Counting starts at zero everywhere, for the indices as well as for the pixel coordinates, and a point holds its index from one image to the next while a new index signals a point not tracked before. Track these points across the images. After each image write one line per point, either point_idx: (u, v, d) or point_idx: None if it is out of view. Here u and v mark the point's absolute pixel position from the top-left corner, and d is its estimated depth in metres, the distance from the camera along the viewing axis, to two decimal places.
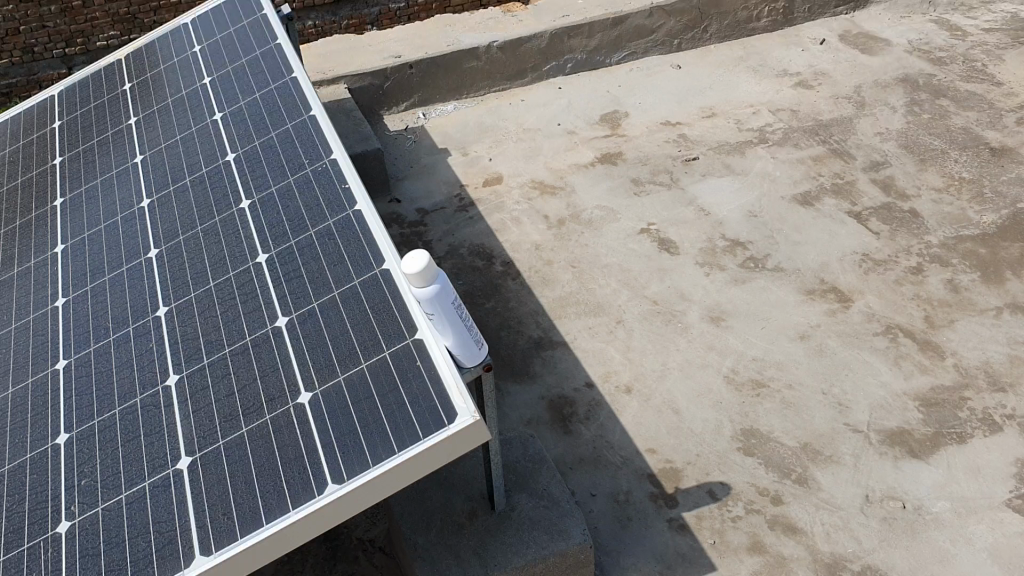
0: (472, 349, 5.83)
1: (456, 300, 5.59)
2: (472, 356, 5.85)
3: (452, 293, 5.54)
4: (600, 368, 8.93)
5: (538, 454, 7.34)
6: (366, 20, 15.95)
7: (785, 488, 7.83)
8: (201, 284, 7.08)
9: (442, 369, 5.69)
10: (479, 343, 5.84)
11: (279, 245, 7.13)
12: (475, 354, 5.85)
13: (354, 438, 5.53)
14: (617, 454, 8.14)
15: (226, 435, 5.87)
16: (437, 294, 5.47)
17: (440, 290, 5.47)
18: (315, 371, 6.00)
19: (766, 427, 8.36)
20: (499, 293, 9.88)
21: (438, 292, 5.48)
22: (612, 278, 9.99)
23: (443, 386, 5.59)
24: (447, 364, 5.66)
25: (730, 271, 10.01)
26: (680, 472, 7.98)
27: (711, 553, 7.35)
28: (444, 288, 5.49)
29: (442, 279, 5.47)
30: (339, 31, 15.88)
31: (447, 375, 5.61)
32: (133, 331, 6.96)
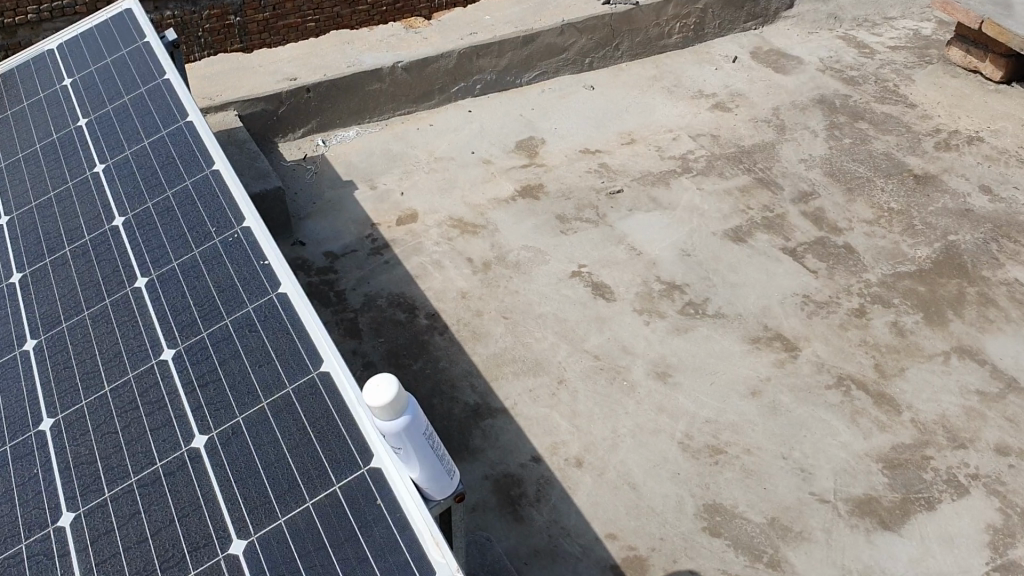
0: (444, 482, 4.89)
1: (428, 430, 4.65)
2: (443, 489, 4.92)
3: (424, 425, 4.60)
4: (547, 439, 8.08)
5: None
6: (229, 10, 14.70)
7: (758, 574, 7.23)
8: (93, 388, 5.90)
9: (409, 509, 4.77)
10: (452, 473, 4.92)
11: (187, 337, 5.98)
12: (447, 487, 4.93)
13: None
14: (575, 543, 7.36)
15: None
16: (407, 428, 4.52)
17: (410, 423, 4.52)
18: (249, 511, 5.01)
19: (730, 500, 7.73)
20: (427, 351, 8.83)
21: (408, 426, 4.52)
22: (548, 331, 9.19)
23: (414, 535, 4.66)
24: (418, 506, 4.72)
25: (671, 319, 9.41)
26: (645, 561, 7.28)
27: None
28: (415, 420, 4.54)
29: (412, 410, 4.53)
30: (200, 23, 14.68)
31: (420, 521, 4.67)
32: (10, 452, 5.74)
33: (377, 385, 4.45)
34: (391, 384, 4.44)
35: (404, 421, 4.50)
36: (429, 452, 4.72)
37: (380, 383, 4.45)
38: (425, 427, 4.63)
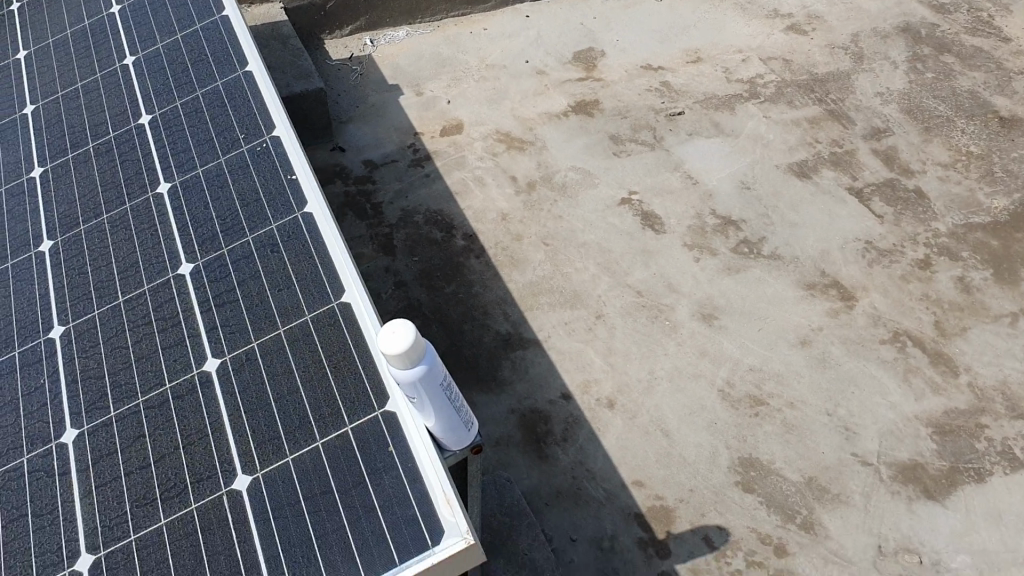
0: (462, 433, 4.57)
1: (445, 380, 4.30)
2: (461, 440, 4.60)
3: (442, 374, 4.25)
4: (578, 376, 7.82)
5: (516, 505, 6.22)
6: None
7: (790, 535, 6.90)
8: (107, 298, 5.62)
9: (421, 461, 4.47)
10: (470, 423, 4.59)
11: (206, 252, 5.64)
12: (464, 438, 4.61)
13: (307, 554, 4.33)
14: (600, 487, 7.05)
15: (139, 529, 4.62)
16: (423, 378, 4.17)
17: (427, 373, 4.17)
18: (257, 445, 4.74)
19: (767, 456, 7.39)
20: (461, 274, 8.59)
21: (425, 376, 4.18)
22: (589, 261, 8.86)
23: (425, 489, 4.36)
24: (433, 458, 4.41)
25: (723, 257, 8.92)
26: (672, 513, 6.97)
27: None
28: (432, 369, 4.19)
29: (430, 358, 4.18)
30: None
31: (434, 475, 4.37)
32: (18, 358, 5.53)
33: (392, 331, 4.09)
34: (408, 330, 4.08)
35: (420, 371, 4.15)
36: (446, 403, 4.38)
37: (396, 329, 4.08)
38: (443, 377, 4.28)
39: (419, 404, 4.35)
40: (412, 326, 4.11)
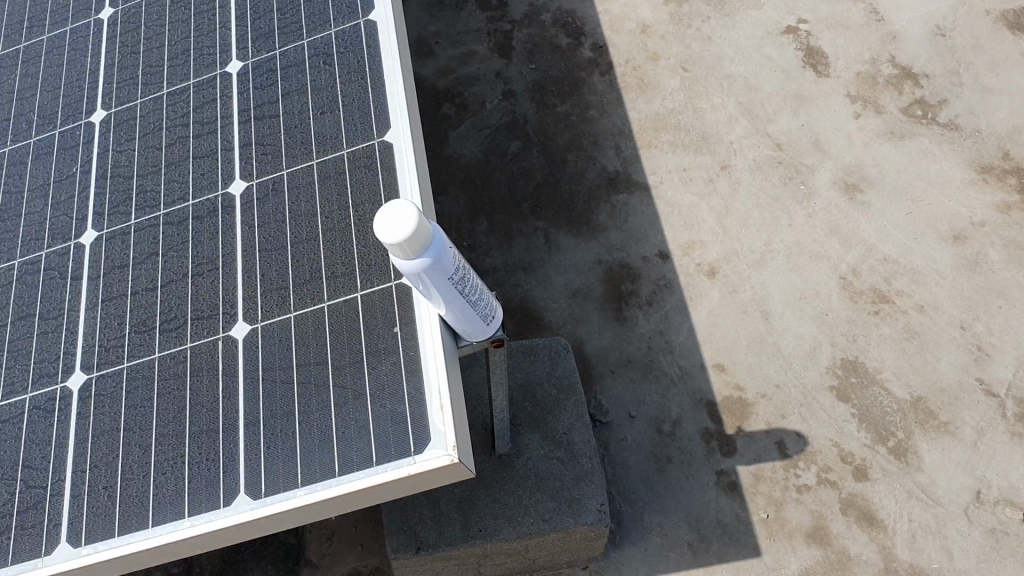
0: (478, 326, 3.95)
1: (456, 270, 3.64)
2: (476, 333, 3.99)
3: (451, 264, 3.59)
4: (683, 233, 7.03)
5: (566, 379, 5.70)
6: None
7: (875, 458, 6.11)
8: (152, 87, 5.16)
9: (425, 353, 3.89)
10: (490, 316, 3.96)
11: (258, 51, 5.05)
12: (482, 331, 3.99)
13: (285, 429, 3.92)
14: (675, 365, 6.46)
15: (133, 359, 4.32)
16: (427, 270, 3.52)
17: (433, 265, 3.52)
18: (262, 292, 4.28)
19: (875, 363, 6.49)
20: (579, 91, 7.82)
21: (429, 269, 3.52)
22: (730, 99, 7.76)
23: (422, 387, 3.81)
24: (440, 356, 3.83)
25: (889, 118, 7.63)
26: (749, 408, 6.31)
27: (759, 529, 5.87)
28: (439, 260, 3.53)
29: (436, 248, 3.50)
30: None
31: (436, 376, 3.80)
32: (57, 138, 5.19)
33: (390, 216, 3.41)
34: (409, 213, 3.39)
35: (424, 263, 3.49)
36: (458, 298, 3.74)
37: (395, 213, 3.40)
38: (453, 268, 3.62)
39: (427, 295, 3.72)
40: (414, 209, 3.42)
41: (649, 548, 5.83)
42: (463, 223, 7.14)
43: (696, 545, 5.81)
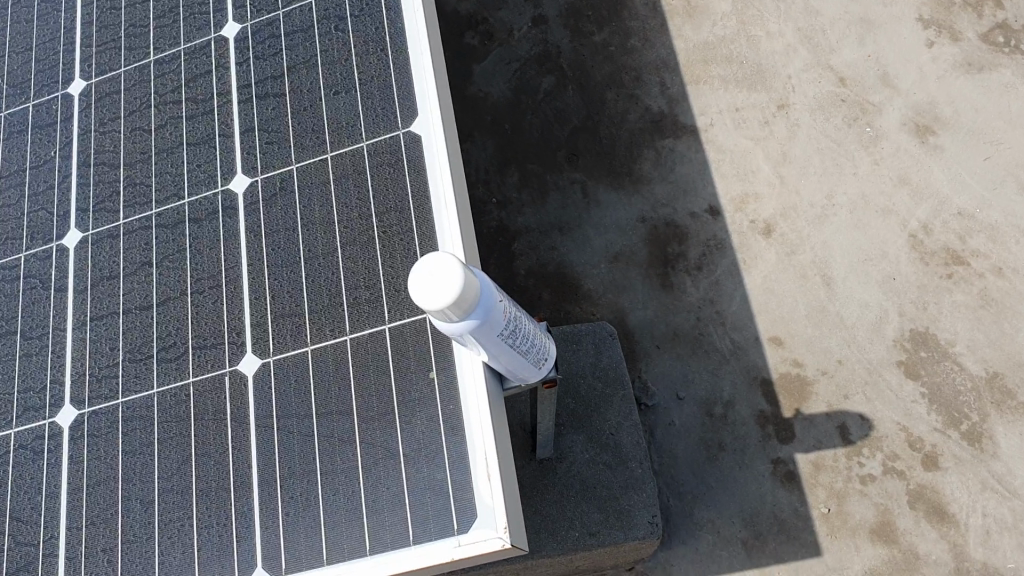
0: (530, 371, 3.35)
1: (507, 324, 3.01)
2: (527, 378, 3.38)
3: (501, 320, 2.95)
4: (735, 185, 6.33)
5: (612, 370, 5.15)
6: None
7: (947, 444, 5.60)
8: (137, 53, 4.44)
9: (468, 406, 3.31)
10: (544, 360, 3.35)
11: (258, 11, 4.29)
12: (534, 376, 3.39)
13: (306, 492, 3.39)
14: (727, 338, 5.88)
15: (129, 393, 3.77)
16: (474, 331, 2.89)
17: (480, 325, 2.88)
18: (273, 318, 3.69)
19: (947, 335, 5.89)
20: (618, 16, 6.98)
21: (475, 330, 2.89)
22: (788, 24, 6.91)
23: (466, 450, 3.26)
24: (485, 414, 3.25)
25: (967, 46, 6.77)
26: (808, 387, 5.76)
27: (819, 525, 5.42)
28: (488, 319, 2.89)
29: (484, 307, 2.86)
30: None
31: (482, 438, 3.24)
32: (32, 114, 4.51)
33: (430, 275, 2.75)
34: (453, 272, 2.74)
35: (470, 324, 2.86)
36: (508, 351, 3.12)
37: (437, 272, 2.75)
38: (503, 323, 2.99)
39: (471, 347, 3.11)
40: (459, 265, 2.76)
41: (700, 547, 5.41)
42: (492, 175, 6.46)
43: (751, 543, 5.39)
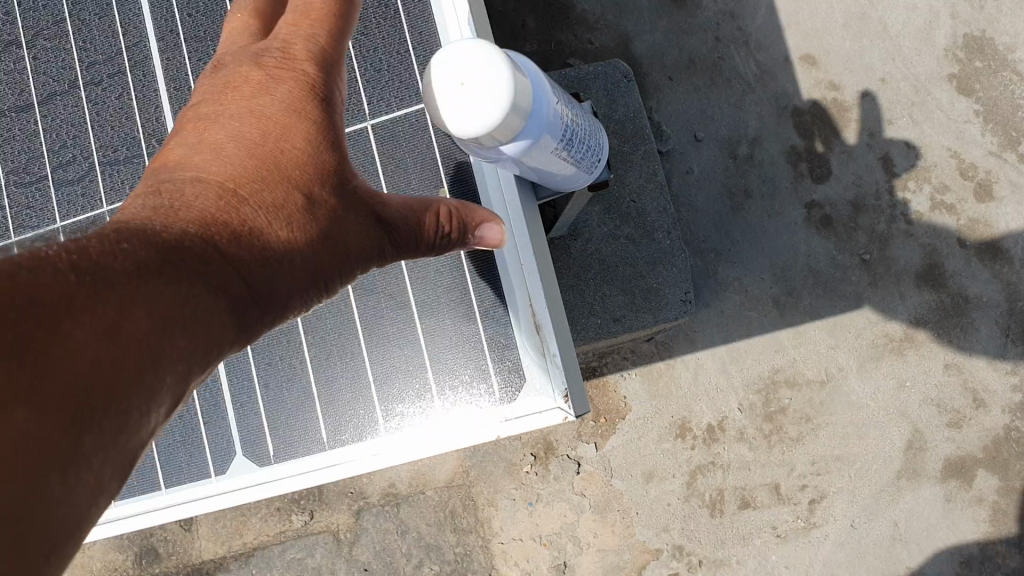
0: (577, 178, 2.45)
1: (562, 130, 2.07)
2: (570, 187, 2.51)
3: (557, 129, 2.01)
4: None
5: (627, 121, 4.21)
6: None
7: (1005, 170, 4.84)
8: None
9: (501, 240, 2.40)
10: (596, 159, 2.44)
11: None
12: (583, 177, 2.48)
13: (290, 359, 2.63)
14: (751, 61, 4.90)
15: (24, 230, 2.87)
16: (523, 153, 1.96)
17: (534, 143, 1.94)
18: None
19: (1009, 38, 4.93)
20: None
21: (530, 145, 1.95)
22: None
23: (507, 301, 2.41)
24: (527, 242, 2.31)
25: None
26: (846, 114, 4.88)
27: (858, 275, 4.78)
28: (544, 131, 1.95)
29: (541, 113, 1.90)
30: None
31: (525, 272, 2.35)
32: None
33: (462, 75, 1.75)
34: (499, 73, 1.73)
35: (525, 135, 1.90)
36: (558, 162, 2.20)
37: (474, 66, 1.74)
38: (561, 125, 2.04)
39: (507, 166, 2.18)
40: (506, 58, 1.75)
41: (726, 309, 4.76)
42: None
43: (784, 300, 4.76)
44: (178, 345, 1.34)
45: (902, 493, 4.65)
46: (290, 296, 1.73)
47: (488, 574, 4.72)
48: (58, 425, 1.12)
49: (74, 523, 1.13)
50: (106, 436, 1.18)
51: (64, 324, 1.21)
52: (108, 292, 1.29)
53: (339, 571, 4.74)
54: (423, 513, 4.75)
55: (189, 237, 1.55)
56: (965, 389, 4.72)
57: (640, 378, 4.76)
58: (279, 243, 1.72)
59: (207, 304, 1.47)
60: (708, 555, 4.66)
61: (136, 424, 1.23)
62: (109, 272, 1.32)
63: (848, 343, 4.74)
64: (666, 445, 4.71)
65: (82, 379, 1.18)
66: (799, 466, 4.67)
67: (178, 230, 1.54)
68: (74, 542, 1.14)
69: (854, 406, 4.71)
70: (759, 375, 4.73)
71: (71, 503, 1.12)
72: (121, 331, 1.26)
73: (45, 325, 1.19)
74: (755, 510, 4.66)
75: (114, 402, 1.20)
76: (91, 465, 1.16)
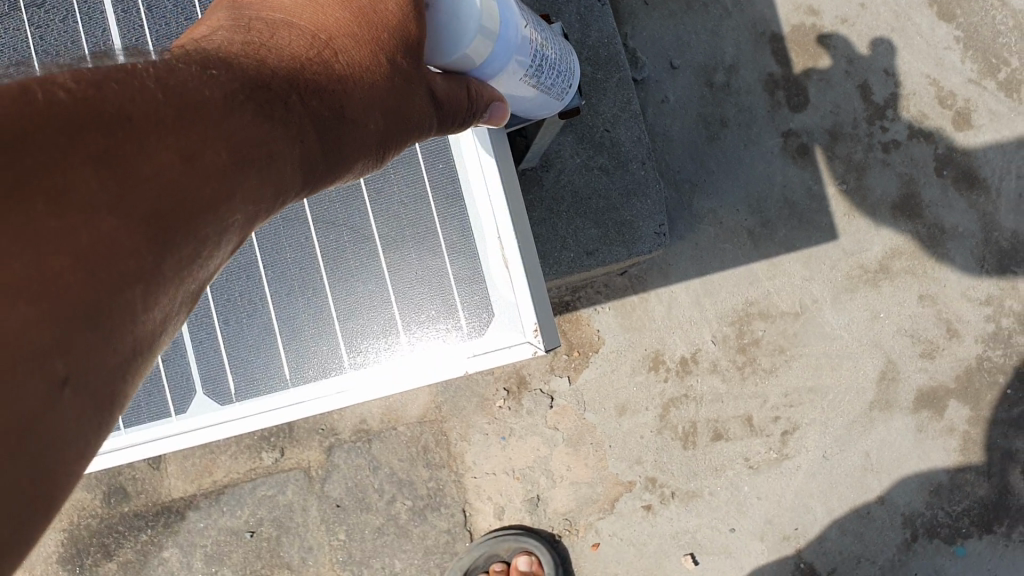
0: (549, 104, 2.37)
1: (534, 68, 2.05)
2: (542, 114, 2.41)
3: (525, 66, 1.99)
4: None
5: (601, 48, 4.08)
6: None
7: (983, 97, 4.77)
8: None
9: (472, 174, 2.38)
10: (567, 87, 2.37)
11: None
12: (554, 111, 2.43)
13: (249, 295, 2.51)
14: None
15: None
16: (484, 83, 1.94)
17: (497, 74, 1.92)
18: None
19: None
20: None
21: (491, 61, 1.86)
22: None
23: (477, 236, 2.37)
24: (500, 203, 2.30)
25: None
26: (825, 39, 4.75)
27: (835, 205, 4.71)
28: (508, 66, 1.93)
29: (508, 48, 1.87)
30: None
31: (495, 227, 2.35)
32: None
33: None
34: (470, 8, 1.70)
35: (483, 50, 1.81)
36: (525, 99, 2.18)
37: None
38: (528, 41, 1.94)
39: None
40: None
41: (701, 241, 4.68)
42: None
43: (760, 231, 4.69)
44: (253, 181, 1.16)
45: (874, 423, 4.66)
46: (364, 159, 1.51)
47: (461, 508, 4.71)
48: (143, 241, 0.95)
49: (133, 353, 0.98)
50: (179, 266, 1.01)
51: (151, 136, 1.02)
52: (195, 116, 1.11)
53: (311, 508, 4.71)
54: (395, 449, 4.70)
55: (274, 66, 1.35)
56: (939, 319, 4.70)
57: (613, 311, 4.68)
58: (367, 95, 1.50)
59: (289, 146, 1.27)
60: (681, 487, 4.66)
61: (202, 260, 1.07)
62: (196, 94, 1.14)
63: (823, 274, 4.70)
64: (640, 378, 4.68)
65: (170, 195, 1.00)
66: (772, 398, 4.67)
67: (264, 65, 1.33)
68: (128, 383, 0.98)
69: (828, 337, 4.69)
70: (733, 307, 4.68)
71: (135, 334, 0.96)
72: (200, 161, 1.07)
73: (134, 132, 1.00)
74: (727, 442, 4.66)
75: (193, 231, 1.02)
76: (155, 306, 0.99)
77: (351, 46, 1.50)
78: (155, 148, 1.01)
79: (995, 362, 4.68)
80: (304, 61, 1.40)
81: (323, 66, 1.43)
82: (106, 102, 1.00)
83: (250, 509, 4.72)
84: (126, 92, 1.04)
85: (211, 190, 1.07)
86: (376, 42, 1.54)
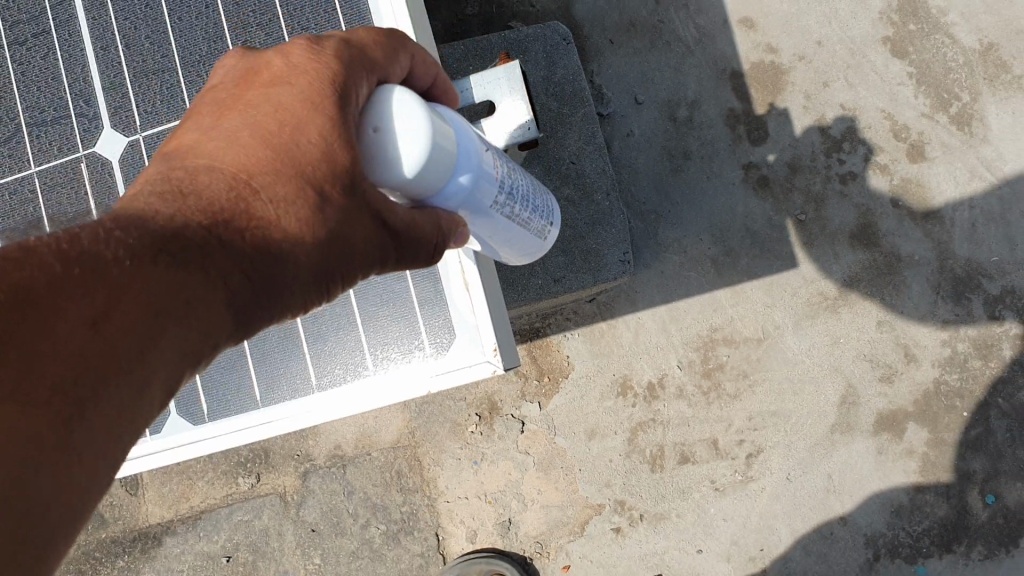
0: (530, 244, 2.26)
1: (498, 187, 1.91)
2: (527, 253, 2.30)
3: (489, 179, 1.86)
4: None
5: (567, 84, 4.26)
6: None
7: (936, 131, 4.96)
8: None
9: None
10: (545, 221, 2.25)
11: None
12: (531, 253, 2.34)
13: None
14: (690, 25, 4.96)
15: None
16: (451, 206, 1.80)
17: (460, 191, 1.78)
18: (133, 82, 2.74)
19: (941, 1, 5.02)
20: None
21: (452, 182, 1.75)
22: None
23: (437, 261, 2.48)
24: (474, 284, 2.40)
25: None
26: (783, 75, 4.94)
27: (796, 234, 4.88)
28: (470, 181, 1.80)
29: (464, 156, 1.76)
30: None
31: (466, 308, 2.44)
32: None
33: (375, 119, 1.63)
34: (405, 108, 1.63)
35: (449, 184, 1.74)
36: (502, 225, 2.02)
37: (386, 108, 1.63)
38: (496, 172, 1.89)
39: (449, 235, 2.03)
40: (417, 98, 1.65)
41: (666, 269, 4.86)
42: None
43: (722, 260, 4.86)
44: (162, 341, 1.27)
45: (835, 446, 4.79)
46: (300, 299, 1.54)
47: (434, 532, 4.80)
48: (44, 419, 1.11)
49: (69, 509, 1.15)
50: (92, 431, 1.17)
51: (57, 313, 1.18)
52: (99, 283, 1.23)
53: (287, 533, 4.79)
54: (369, 474, 4.81)
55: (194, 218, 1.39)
56: (897, 345, 4.85)
57: (583, 337, 4.84)
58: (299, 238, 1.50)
59: (201, 302, 1.34)
60: (649, 509, 4.77)
61: (124, 418, 1.22)
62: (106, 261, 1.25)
63: (784, 301, 4.86)
64: (608, 403, 4.81)
65: (71, 367, 1.16)
66: (736, 422, 4.80)
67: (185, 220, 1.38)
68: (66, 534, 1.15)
69: (791, 362, 4.83)
70: (698, 333, 4.84)
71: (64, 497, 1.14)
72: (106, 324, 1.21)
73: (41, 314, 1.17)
74: (693, 465, 4.78)
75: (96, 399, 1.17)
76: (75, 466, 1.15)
77: (276, 181, 1.50)
78: (59, 320, 1.17)
79: (952, 386, 4.81)
80: (230, 207, 1.45)
81: (242, 211, 1.46)
82: (14, 287, 1.17)
83: (227, 533, 4.81)
84: (34, 271, 1.20)
85: (124, 349, 1.22)
86: (300, 173, 1.52)
